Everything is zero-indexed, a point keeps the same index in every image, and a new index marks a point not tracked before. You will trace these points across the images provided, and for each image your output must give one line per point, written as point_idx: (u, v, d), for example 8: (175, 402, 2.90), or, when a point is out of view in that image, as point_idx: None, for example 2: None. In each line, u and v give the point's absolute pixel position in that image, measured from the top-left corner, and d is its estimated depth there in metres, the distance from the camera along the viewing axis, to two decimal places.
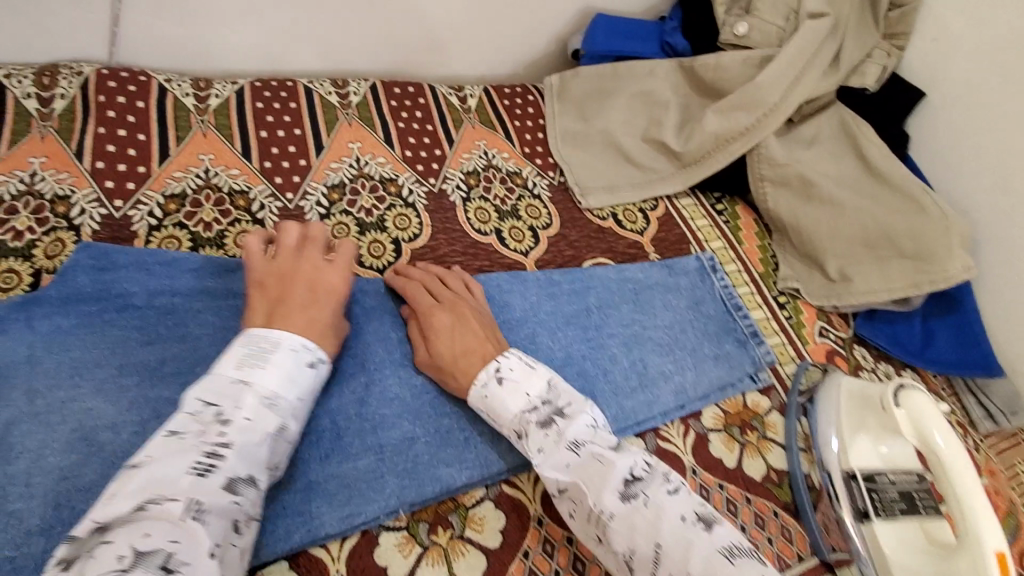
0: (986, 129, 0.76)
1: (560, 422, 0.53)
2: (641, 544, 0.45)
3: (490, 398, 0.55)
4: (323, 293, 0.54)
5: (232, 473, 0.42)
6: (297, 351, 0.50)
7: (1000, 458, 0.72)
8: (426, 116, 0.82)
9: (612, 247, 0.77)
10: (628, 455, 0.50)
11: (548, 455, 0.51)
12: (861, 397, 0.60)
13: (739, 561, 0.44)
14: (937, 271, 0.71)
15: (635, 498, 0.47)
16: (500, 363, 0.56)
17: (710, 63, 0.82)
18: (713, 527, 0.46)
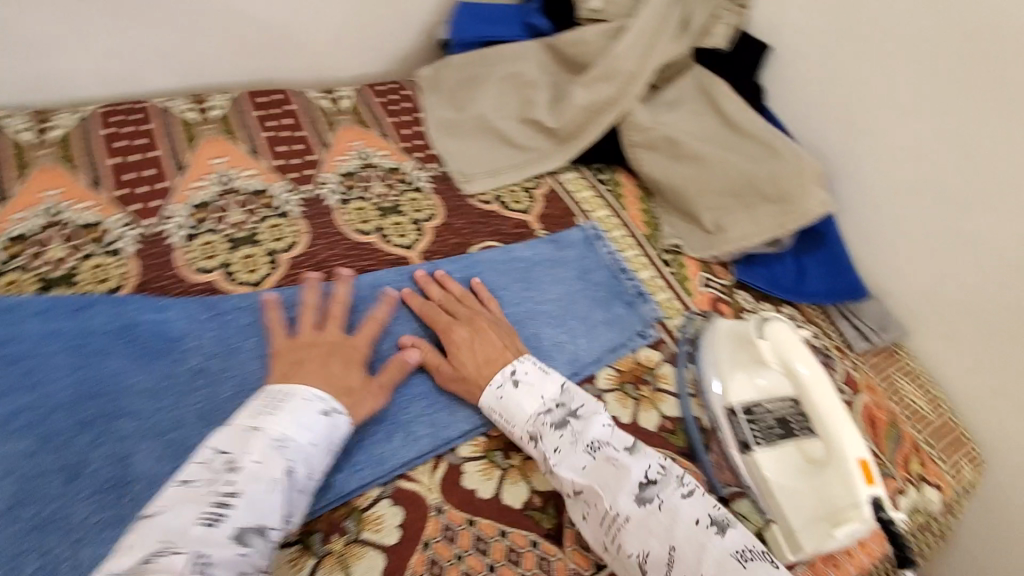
0: (825, 75, 0.82)
1: (575, 423, 0.57)
2: (654, 546, 0.49)
3: (506, 401, 0.58)
4: (336, 358, 0.55)
5: (241, 522, 0.43)
6: (310, 400, 0.51)
7: (878, 373, 0.76)
8: (296, 122, 0.80)
9: (498, 229, 0.78)
10: (643, 459, 0.54)
11: (564, 456, 0.55)
12: (737, 335, 0.64)
13: (751, 564, 0.47)
14: (798, 209, 0.76)
15: (650, 501, 0.51)
16: (517, 367, 0.59)
17: (570, 40, 0.84)
18: (726, 531, 0.49)
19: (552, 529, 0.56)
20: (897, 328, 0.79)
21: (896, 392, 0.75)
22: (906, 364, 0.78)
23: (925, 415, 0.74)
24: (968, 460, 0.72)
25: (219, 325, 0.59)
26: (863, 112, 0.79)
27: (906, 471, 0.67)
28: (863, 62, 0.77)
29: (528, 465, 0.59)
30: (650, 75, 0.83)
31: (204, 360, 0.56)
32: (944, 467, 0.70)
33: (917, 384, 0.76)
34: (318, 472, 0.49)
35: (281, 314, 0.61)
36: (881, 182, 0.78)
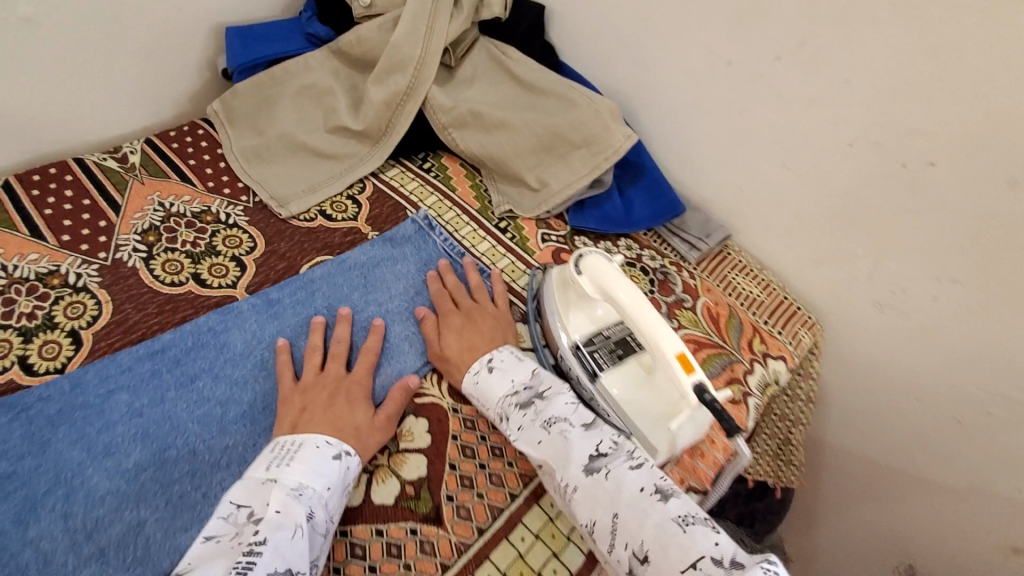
0: (599, 19, 0.86)
1: (539, 403, 0.57)
2: (600, 515, 0.49)
3: (481, 385, 0.61)
4: (341, 398, 0.58)
5: (271, 568, 0.42)
6: (320, 446, 0.52)
7: (712, 276, 0.83)
8: (80, 190, 0.74)
9: (327, 242, 0.76)
10: (597, 434, 0.54)
11: (525, 432, 0.56)
12: (564, 279, 0.66)
13: (691, 530, 0.45)
14: (607, 147, 0.80)
15: (597, 472, 0.51)
16: (493, 356, 0.62)
17: (352, 40, 0.83)
18: (669, 499, 0.48)
19: (431, 511, 0.55)
20: (718, 232, 0.84)
21: (732, 287, 0.82)
22: (739, 260, 0.84)
23: (758, 298, 0.80)
24: (806, 326, 0.79)
25: (23, 423, 0.54)
26: (638, 45, 0.84)
27: (751, 352, 0.74)
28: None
29: (396, 458, 0.58)
30: (438, 56, 0.83)
31: (12, 464, 0.51)
32: (783, 340, 0.77)
33: (750, 277, 0.82)
34: (337, 514, 0.50)
35: (89, 393, 0.56)
36: (670, 106, 0.84)
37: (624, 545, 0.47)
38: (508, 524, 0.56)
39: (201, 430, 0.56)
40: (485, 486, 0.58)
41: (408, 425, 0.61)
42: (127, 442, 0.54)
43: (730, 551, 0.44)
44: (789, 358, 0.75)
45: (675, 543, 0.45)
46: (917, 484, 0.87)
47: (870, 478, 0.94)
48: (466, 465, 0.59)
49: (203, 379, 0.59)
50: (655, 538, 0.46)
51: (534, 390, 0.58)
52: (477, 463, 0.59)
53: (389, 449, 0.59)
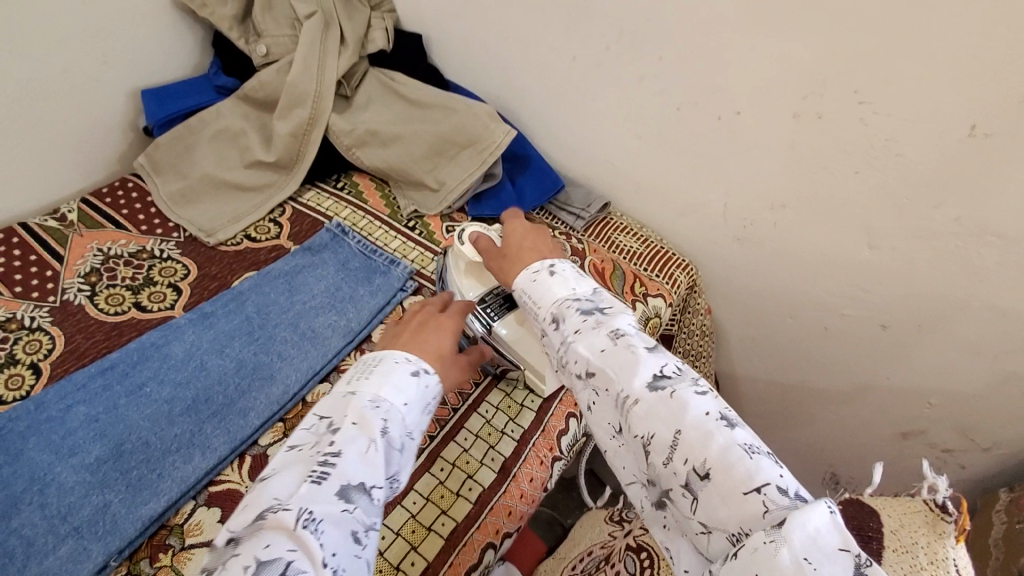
0: (467, 38, 1.00)
1: (601, 317, 0.54)
2: (659, 429, 0.47)
3: (540, 285, 0.59)
4: (430, 327, 0.62)
5: (344, 481, 0.45)
6: (400, 362, 0.55)
7: (599, 239, 0.95)
8: (25, 248, 0.83)
9: (253, 260, 0.86)
10: (661, 355, 0.51)
11: (583, 337, 0.53)
12: (455, 252, 0.76)
13: (758, 457, 0.43)
14: (488, 142, 0.93)
15: (662, 389, 0.48)
16: (556, 265, 0.61)
17: (255, 85, 0.95)
18: (736, 426, 0.45)
19: None
20: (597, 201, 0.97)
21: (614, 245, 0.94)
22: (619, 222, 0.97)
23: (638, 250, 0.93)
24: (681, 268, 0.91)
25: None
26: (503, 55, 0.98)
27: (633, 295, 0.86)
28: (482, 18, 0.96)
29: None
30: (332, 88, 0.96)
31: None
32: (661, 281, 0.89)
33: (630, 234, 0.95)
34: (414, 430, 0.52)
35: (49, 409, 0.65)
36: (538, 102, 0.98)
37: (683, 461, 0.46)
38: (427, 460, 0.65)
39: (152, 424, 0.64)
40: None
41: None
42: (88, 442, 0.62)
43: (795, 485, 0.42)
44: (666, 296, 0.87)
45: (740, 466, 0.43)
46: (811, 391, 1.00)
47: (776, 397, 1.06)
48: None
49: (150, 384, 0.68)
50: (718, 458, 0.44)
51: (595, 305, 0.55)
52: None
53: None
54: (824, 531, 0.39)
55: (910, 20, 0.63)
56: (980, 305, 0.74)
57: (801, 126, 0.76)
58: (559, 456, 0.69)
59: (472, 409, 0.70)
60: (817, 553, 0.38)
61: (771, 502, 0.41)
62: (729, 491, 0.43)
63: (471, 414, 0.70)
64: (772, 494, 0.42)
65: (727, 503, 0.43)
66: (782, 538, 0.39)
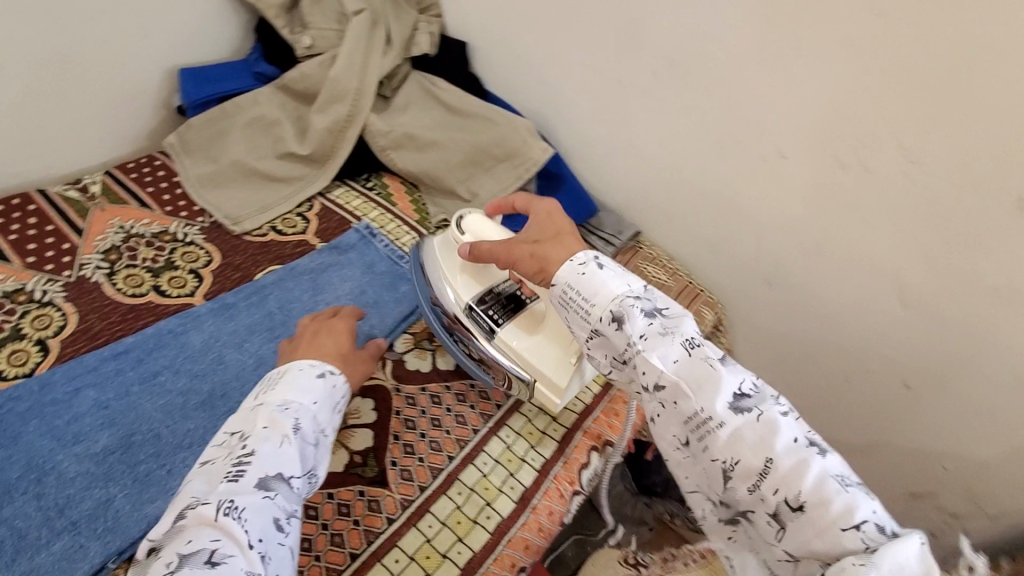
0: (512, 51, 0.99)
1: (667, 324, 0.53)
2: (746, 456, 0.47)
3: (588, 277, 0.56)
4: (324, 332, 0.63)
5: (262, 473, 0.46)
6: (304, 369, 0.56)
7: (627, 267, 0.93)
8: (42, 218, 0.80)
9: (278, 254, 0.84)
10: (735, 372, 0.51)
11: (653, 345, 0.52)
12: (450, 243, 0.71)
13: (852, 491, 0.45)
14: (525, 159, 0.92)
15: (748, 411, 0.48)
16: (604, 260, 0.58)
17: (295, 75, 0.94)
18: (824, 455, 0.47)
19: (376, 475, 0.62)
20: (629, 229, 0.97)
21: (643, 275, 0.92)
22: (648, 252, 0.96)
23: (667, 283, 0.92)
24: (709, 306, 0.91)
25: None
26: (547, 72, 0.97)
27: None
28: (530, 33, 0.95)
29: (344, 434, 0.65)
30: (374, 88, 0.95)
31: None
32: None
33: (659, 266, 0.94)
34: (327, 426, 0.53)
35: (56, 390, 0.62)
36: (578, 122, 0.97)
37: (774, 489, 0.46)
38: (446, 482, 0.63)
39: (164, 417, 0.62)
40: (425, 451, 0.65)
41: (357, 405, 0.68)
42: (95, 430, 0.60)
43: (886, 519, 0.44)
44: None
45: (837, 499, 0.44)
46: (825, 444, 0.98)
47: None
48: (408, 435, 0.66)
49: (164, 374, 0.66)
50: (812, 490, 0.45)
51: (659, 311, 0.54)
52: (418, 433, 0.66)
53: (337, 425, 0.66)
54: (918, 567, 0.40)
55: (973, 82, 0.63)
56: (1011, 374, 0.73)
57: (847, 176, 0.75)
58: (579, 490, 0.67)
59: (492, 432, 0.68)
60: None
61: (869, 537, 0.43)
62: (826, 524, 0.44)
63: (492, 436, 0.68)
64: (869, 530, 0.43)
65: (821, 536, 0.44)
66: (874, 564, 0.40)
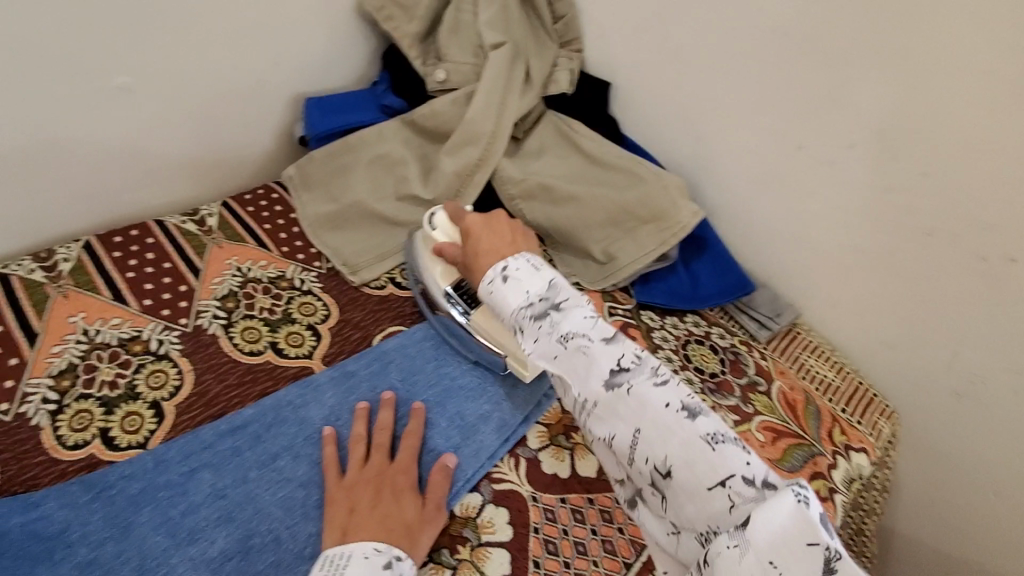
0: (663, 97, 0.88)
1: (554, 315, 0.52)
2: (621, 429, 0.46)
3: (495, 295, 0.56)
4: (387, 492, 0.55)
5: None
6: (369, 556, 0.49)
7: (784, 356, 0.83)
8: (161, 254, 0.75)
9: (399, 312, 0.76)
10: (619, 347, 0.48)
11: (539, 345, 0.51)
12: (425, 236, 0.75)
13: (721, 448, 0.42)
14: (673, 224, 0.81)
15: (619, 388, 0.46)
16: (509, 265, 0.57)
17: (426, 112, 0.86)
18: (698, 417, 0.44)
19: None
20: (788, 311, 0.84)
21: (805, 370, 0.81)
22: (809, 340, 0.84)
23: (835, 384, 0.80)
24: (884, 415, 0.78)
25: (104, 504, 0.53)
26: (705, 124, 0.85)
27: (832, 445, 0.74)
28: (691, 79, 0.84)
29: (478, 553, 0.56)
30: (508, 131, 0.86)
31: (92, 550, 0.50)
32: (864, 430, 0.76)
33: (823, 359, 0.82)
34: None
35: (172, 471, 0.56)
36: (734, 182, 0.85)
37: (646, 459, 0.44)
38: None
39: (284, 515, 0.55)
40: None
41: (489, 515, 0.59)
42: (211, 527, 0.53)
43: (761, 470, 0.42)
44: (869, 449, 0.75)
45: (703, 460, 0.42)
46: None
47: None
48: (551, 563, 0.56)
49: (284, 458, 0.59)
50: (681, 454, 0.43)
51: (550, 303, 0.53)
52: (562, 561, 0.56)
53: (471, 541, 0.57)
54: (789, 528, 0.37)
55: None
56: None
57: None
58: None
59: (648, 570, 0.57)
60: (785, 558, 0.36)
61: (734, 495, 0.41)
62: (691, 488, 0.42)
63: (648, 574, 0.57)
64: (734, 485, 0.41)
65: (691, 500, 0.42)
66: (744, 542, 0.37)
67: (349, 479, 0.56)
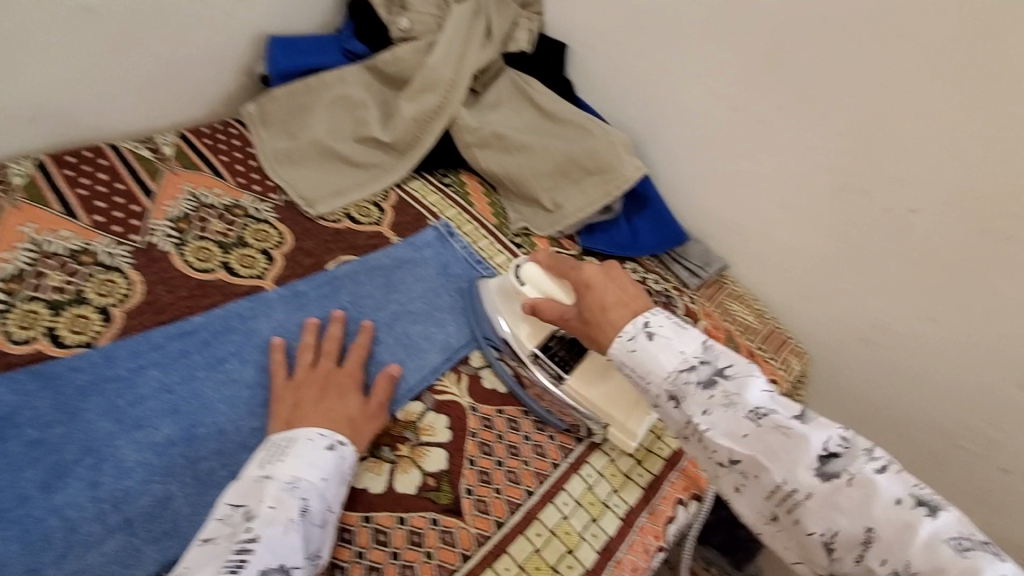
0: (614, 60, 0.94)
1: (725, 383, 0.51)
2: (844, 525, 0.44)
3: (640, 354, 0.54)
4: (332, 389, 0.59)
5: (262, 565, 0.42)
6: (313, 439, 0.52)
7: (711, 302, 0.90)
8: (114, 176, 0.76)
9: (352, 243, 0.79)
10: (821, 428, 0.47)
11: (714, 418, 0.50)
12: (513, 289, 0.69)
13: (974, 556, 0.39)
14: (617, 175, 0.86)
15: (836, 477, 0.45)
16: (651, 319, 0.56)
17: (389, 58, 0.89)
18: (935, 515, 0.42)
19: (451, 503, 0.57)
20: (717, 263, 0.92)
21: (729, 313, 0.89)
22: (735, 289, 0.92)
23: (752, 324, 0.88)
24: (796, 355, 0.87)
25: (50, 392, 0.55)
26: (650, 86, 0.91)
27: None
28: (641, 42, 0.89)
29: (417, 450, 0.60)
30: (467, 82, 0.90)
31: (38, 431, 0.52)
32: (777, 365, 0.84)
33: (745, 305, 0.90)
34: (335, 503, 0.50)
35: (119, 366, 0.57)
36: (675, 142, 0.91)
37: (880, 560, 0.42)
38: (525, 520, 0.58)
39: (230, 411, 0.57)
40: (503, 482, 0.60)
41: (429, 420, 0.63)
42: (157, 417, 0.55)
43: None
44: (780, 380, 0.83)
45: (953, 566, 0.39)
46: None
47: None
48: (485, 461, 0.61)
49: (232, 361, 0.61)
50: (925, 559, 0.40)
51: (722, 376, 0.51)
52: (495, 460, 0.61)
53: (411, 441, 0.61)
54: None
55: None
56: None
57: (989, 241, 0.68)
58: (664, 547, 0.61)
59: (574, 469, 0.63)
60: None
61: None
62: None
63: (573, 474, 0.62)
64: None
65: None
66: None
67: (295, 379, 0.59)
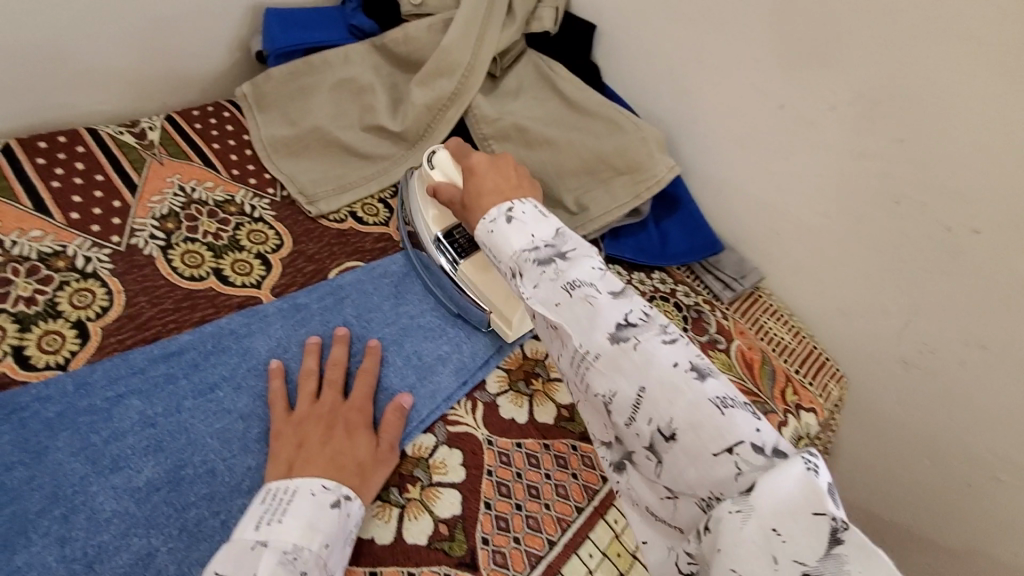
0: (648, 45, 0.85)
1: (559, 263, 0.45)
2: (622, 388, 0.39)
3: (495, 234, 0.50)
4: (339, 428, 0.52)
5: None
6: (317, 494, 0.46)
7: (746, 318, 0.85)
8: (93, 164, 0.68)
9: (358, 247, 0.72)
10: (626, 301, 0.42)
11: (539, 290, 0.44)
12: (423, 176, 0.68)
13: (732, 413, 0.36)
14: (648, 176, 0.78)
15: (624, 342, 0.39)
16: (514, 205, 0.52)
17: (400, 37, 0.80)
18: (709, 378, 0.38)
19: (465, 555, 0.52)
20: (753, 274, 0.85)
21: (766, 331, 0.84)
22: (771, 304, 0.86)
23: (790, 345, 0.82)
24: (835, 378, 0.81)
25: (15, 426, 0.49)
26: (686, 76, 0.82)
27: (785, 404, 0.76)
28: (679, 26, 0.80)
29: (429, 492, 0.54)
30: (486, 66, 0.81)
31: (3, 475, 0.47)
32: (815, 392, 0.79)
33: (781, 321, 0.84)
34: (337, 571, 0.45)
35: (95, 395, 0.52)
36: (712, 141, 0.83)
37: (647, 420, 0.38)
38: None
39: (222, 449, 0.52)
40: (522, 530, 0.54)
41: (441, 456, 0.57)
42: (138, 457, 0.50)
43: (772, 438, 0.36)
44: (820, 411, 0.78)
45: (710, 423, 0.36)
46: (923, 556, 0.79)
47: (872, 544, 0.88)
48: (502, 505, 0.55)
49: (224, 388, 0.55)
50: (687, 417, 0.37)
51: (555, 250, 0.46)
52: (513, 503, 0.55)
53: (421, 481, 0.55)
54: (796, 495, 0.32)
55: None
56: None
57: None
58: None
59: (599, 514, 0.57)
60: (786, 522, 0.32)
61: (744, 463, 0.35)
62: (700, 451, 0.36)
63: (598, 519, 0.57)
64: (744, 453, 0.35)
65: (695, 465, 0.36)
66: (750, 509, 0.33)
67: (297, 415, 0.53)
